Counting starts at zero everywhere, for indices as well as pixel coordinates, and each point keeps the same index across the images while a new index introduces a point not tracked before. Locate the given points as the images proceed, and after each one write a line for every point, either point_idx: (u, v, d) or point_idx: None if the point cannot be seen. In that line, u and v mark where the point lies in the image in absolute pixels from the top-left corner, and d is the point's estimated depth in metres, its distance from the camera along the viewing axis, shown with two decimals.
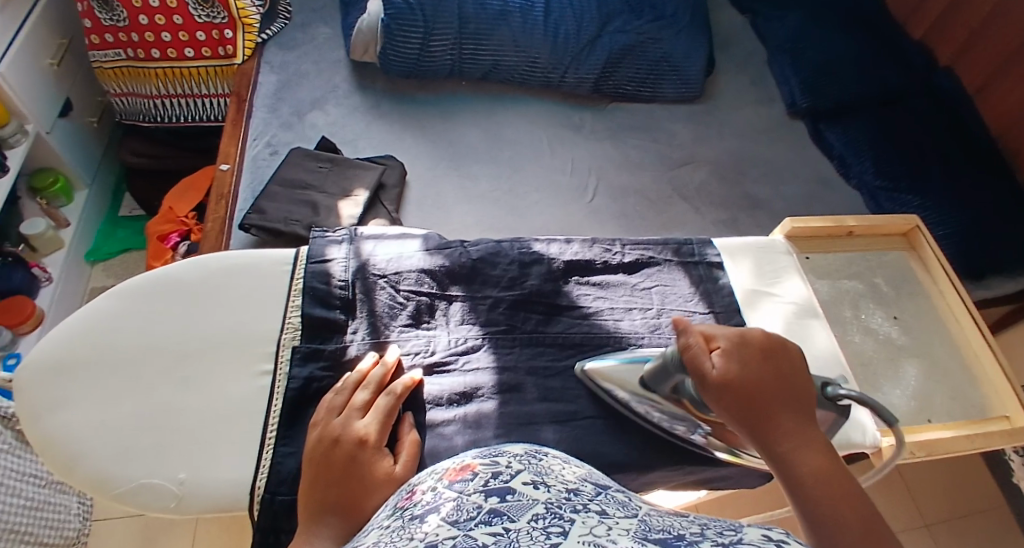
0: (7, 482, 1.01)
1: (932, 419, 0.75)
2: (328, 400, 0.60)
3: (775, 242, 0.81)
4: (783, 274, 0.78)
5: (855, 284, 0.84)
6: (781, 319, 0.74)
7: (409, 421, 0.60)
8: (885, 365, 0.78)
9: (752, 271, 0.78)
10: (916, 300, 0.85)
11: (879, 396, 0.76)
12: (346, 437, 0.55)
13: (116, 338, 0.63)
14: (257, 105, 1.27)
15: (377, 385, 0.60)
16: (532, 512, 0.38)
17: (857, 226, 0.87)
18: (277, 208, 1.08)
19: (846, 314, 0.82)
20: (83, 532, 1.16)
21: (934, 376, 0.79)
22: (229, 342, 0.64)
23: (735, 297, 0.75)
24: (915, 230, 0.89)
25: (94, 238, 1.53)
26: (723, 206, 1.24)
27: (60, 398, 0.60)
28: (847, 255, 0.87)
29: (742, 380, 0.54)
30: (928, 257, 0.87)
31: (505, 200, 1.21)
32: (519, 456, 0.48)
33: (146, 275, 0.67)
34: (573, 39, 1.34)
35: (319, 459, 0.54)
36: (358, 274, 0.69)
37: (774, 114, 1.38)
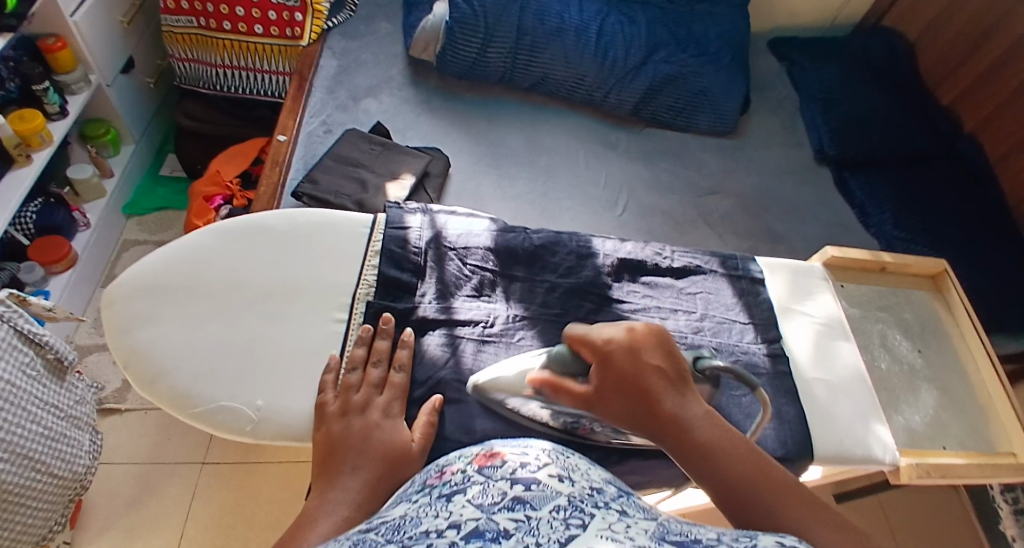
0: (30, 408, 0.91)
1: (947, 446, 0.82)
2: (343, 375, 0.65)
3: (812, 268, 0.90)
4: (816, 292, 0.86)
5: (885, 315, 0.91)
6: (811, 332, 0.82)
7: (432, 403, 0.65)
8: (905, 387, 0.85)
9: (787, 286, 0.86)
10: (940, 339, 0.91)
11: (898, 417, 0.82)
12: (369, 412, 0.62)
13: (205, 271, 0.71)
14: (317, 86, 1.32)
15: (387, 361, 0.67)
16: (554, 502, 0.42)
17: (890, 263, 0.94)
18: (329, 180, 1.13)
19: (874, 342, 0.88)
20: (88, 477, 1.03)
21: (949, 405, 0.85)
22: (311, 289, 0.71)
23: (773, 309, 0.83)
24: (943, 274, 0.95)
25: (133, 192, 1.57)
26: (746, 236, 1.30)
27: (150, 321, 0.68)
28: (878, 289, 0.93)
29: (618, 379, 0.58)
30: (953, 300, 0.93)
31: (539, 203, 1.27)
32: (546, 451, 0.52)
33: (234, 220, 0.75)
34: (620, 63, 1.41)
35: (339, 432, 0.60)
36: (432, 243, 0.77)
37: (801, 157, 1.46)
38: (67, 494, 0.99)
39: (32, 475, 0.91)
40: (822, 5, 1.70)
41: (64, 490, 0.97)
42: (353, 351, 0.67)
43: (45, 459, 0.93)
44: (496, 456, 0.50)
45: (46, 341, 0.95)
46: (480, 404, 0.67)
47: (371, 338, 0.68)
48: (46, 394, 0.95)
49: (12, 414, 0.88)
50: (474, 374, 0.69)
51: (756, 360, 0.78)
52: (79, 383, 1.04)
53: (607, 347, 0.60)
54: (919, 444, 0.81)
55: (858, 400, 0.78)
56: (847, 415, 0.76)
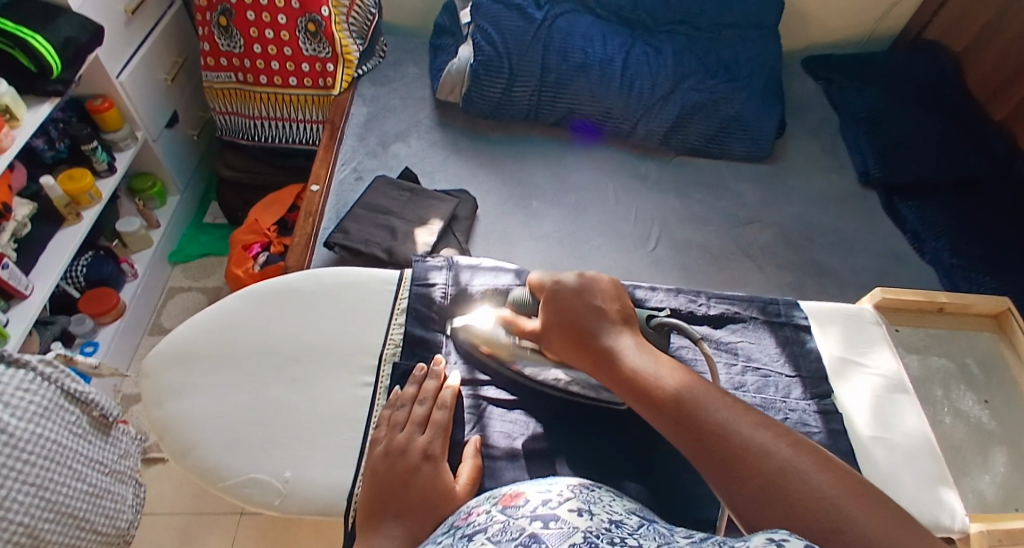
0: (74, 466, 0.94)
1: (1020, 508, 0.78)
2: (390, 413, 0.66)
3: (862, 311, 0.86)
4: (873, 346, 0.83)
5: (948, 363, 0.88)
6: (869, 390, 0.79)
7: (473, 444, 0.66)
8: (974, 450, 0.82)
9: (840, 338, 0.83)
10: (1006, 386, 0.89)
11: (967, 480, 0.79)
12: (410, 452, 0.61)
13: (235, 337, 0.72)
14: (349, 134, 1.35)
15: (432, 399, 0.67)
16: (570, 538, 0.43)
17: (947, 303, 0.91)
18: (359, 229, 1.15)
19: (937, 393, 0.86)
20: (131, 531, 1.05)
21: (1020, 466, 0.82)
22: (339, 351, 0.72)
23: (823, 364, 0.80)
24: (1007, 312, 0.93)
25: (178, 240, 1.62)
26: (787, 267, 1.25)
27: (180, 391, 0.69)
28: (936, 331, 0.91)
29: (568, 324, 0.64)
30: (1018, 341, 0.91)
31: (568, 241, 1.25)
32: (570, 487, 0.53)
33: (266, 283, 0.77)
34: (647, 94, 1.40)
35: (383, 471, 0.60)
36: (455, 300, 0.77)
37: (844, 181, 1.40)
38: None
39: (74, 533, 0.93)
40: (858, 22, 1.66)
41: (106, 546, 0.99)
42: (404, 389, 0.68)
43: (88, 517, 0.95)
44: (521, 495, 0.51)
45: (92, 399, 0.98)
46: (506, 474, 0.65)
47: (423, 378, 0.69)
48: (90, 450, 0.98)
49: (58, 472, 0.91)
50: (499, 439, 0.68)
51: (805, 418, 0.75)
52: (123, 437, 1.06)
53: (555, 296, 0.67)
54: (990, 510, 0.77)
55: (921, 464, 0.73)
56: (909, 479, 0.72)
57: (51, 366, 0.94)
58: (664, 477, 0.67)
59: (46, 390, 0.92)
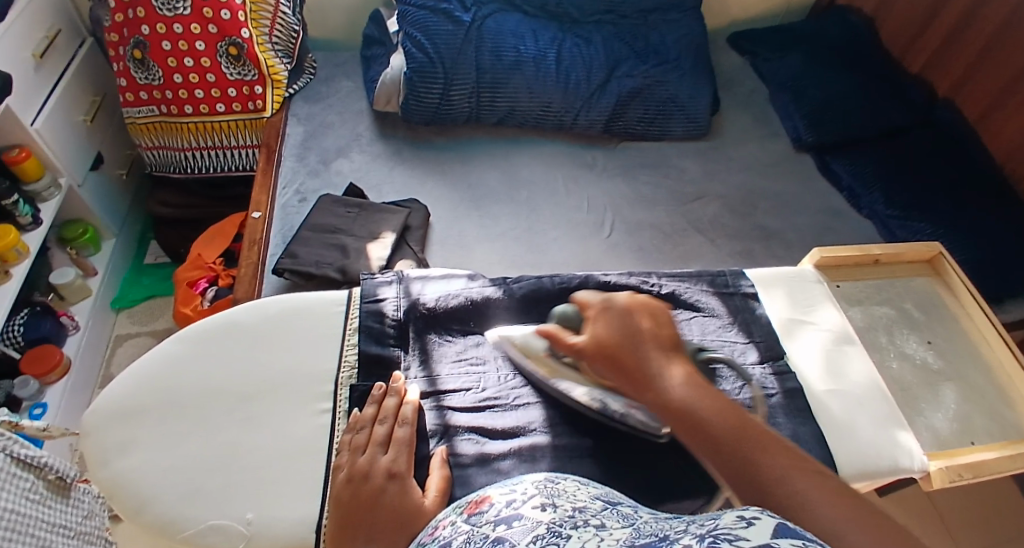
0: (38, 533, 0.89)
1: (976, 441, 0.80)
2: (350, 437, 0.64)
3: (805, 273, 0.90)
4: (817, 303, 0.86)
5: (888, 310, 0.91)
6: (819, 345, 0.81)
7: (441, 455, 0.64)
8: (923, 390, 0.84)
9: (786, 299, 0.86)
10: (948, 326, 0.91)
11: (920, 419, 0.81)
12: (374, 474, 0.60)
13: (180, 381, 0.69)
14: (286, 155, 1.31)
15: (393, 416, 0.65)
16: (533, 533, 0.44)
17: (882, 254, 0.95)
18: (308, 251, 1.12)
19: (881, 339, 0.88)
20: None
21: (967, 399, 0.84)
22: (292, 382, 0.69)
23: (773, 325, 0.82)
24: (939, 257, 0.97)
25: (119, 286, 1.55)
26: (737, 238, 1.27)
27: (127, 445, 0.65)
28: (874, 281, 0.94)
29: (605, 343, 0.62)
30: (954, 282, 0.94)
31: (524, 238, 1.24)
32: (535, 483, 0.53)
33: (209, 320, 0.74)
34: (584, 85, 1.40)
35: (348, 499, 0.58)
36: (409, 312, 0.75)
37: (779, 148, 1.43)
38: None
39: None
40: None
41: None
42: (363, 411, 0.65)
43: None
44: (485, 500, 0.52)
45: (46, 463, 0.92)
46: (481, 480, 0.64)
47: (382, 397, 0.67)
48: (52, 515, 0.93)
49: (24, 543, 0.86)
50: (467, 446, 0.66)
51: (763, 381, 0.76)
52: (85, 497, 1.01)
53: (608, 316, 0.64)
54: (947, 446, 0.79)
55: (876, 410, 0.76)
56: (866, 427, 0.74)
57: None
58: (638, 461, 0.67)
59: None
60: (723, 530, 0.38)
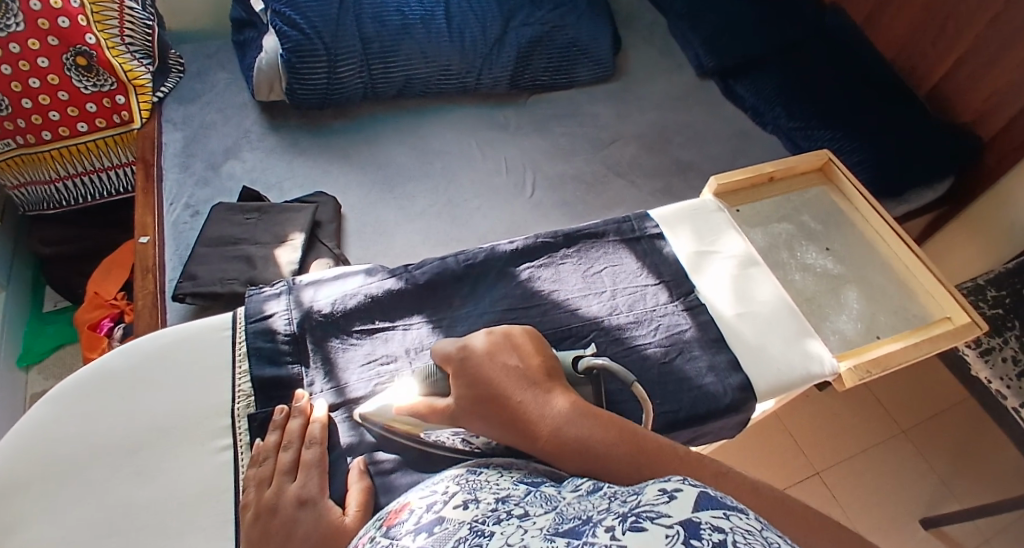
0: None
1: (881, 334, 0.80)
2: (254, 473, 0.58)
3: (705, 203, 0.86)
4: (721, 232, 0.83)
5: (787, 226, 0.89)
6: (726, 274, 0.79)
7: (358, 467, 0.59)
8: (826, 296, 0.83)
9: (692, 235, 0.83)
10: (845, 228, 0.90)
11: (826, 324, 0.80)
12: (283, 505, 0.54)
13: (57, 446, 0.62)
14: (168, 167, 1.20)
15: (298, 439, 0.60)
16: (455, 537, 0.39)
17: (775, 170, 0.92)
18: (209, 269, 1.03)
19: (783, 256, 0.86)
20: None
21: (895, 298, 0.84)
22: (184, 423, 0.63)
23: (680, 262, 0.80)
24: (828, 163, 0.95)
25: (22, 341, 1.43)
26: (658, 175, 1.24)
27: (7, 526, 0.58)
28: (771, 200, 0.92)
29: (478, 388, 0.55)
30: (845, 188, 0.92)
31: (446, 213, 1.18)
32: (453, 480, 0.49)
33: (78, 373, 0.66)
34: (480, 40, 1.33)
35: (258, 538, 0.53)
36: (303, 323, 0.69)
37: (684, 78, 1.40)
38: None
39: None
40: None
41: None
42: (265, 440, 0.60)
43: None
44: (404, 508, 0.47)
45: None
46: (405, 480, 0.59)
47: (286, 420, 0.62)
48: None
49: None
50: (388, 451, 0.62)
51: (676, 319, 0.74)
52: None
53: (476, 357, 0.57)
54: (855, 346, 0.79)
55: (785, 325, 0.75)
56: (779, 345, 0.74)
57: None
58: None
59: None
60: (644, 507, 0.35)
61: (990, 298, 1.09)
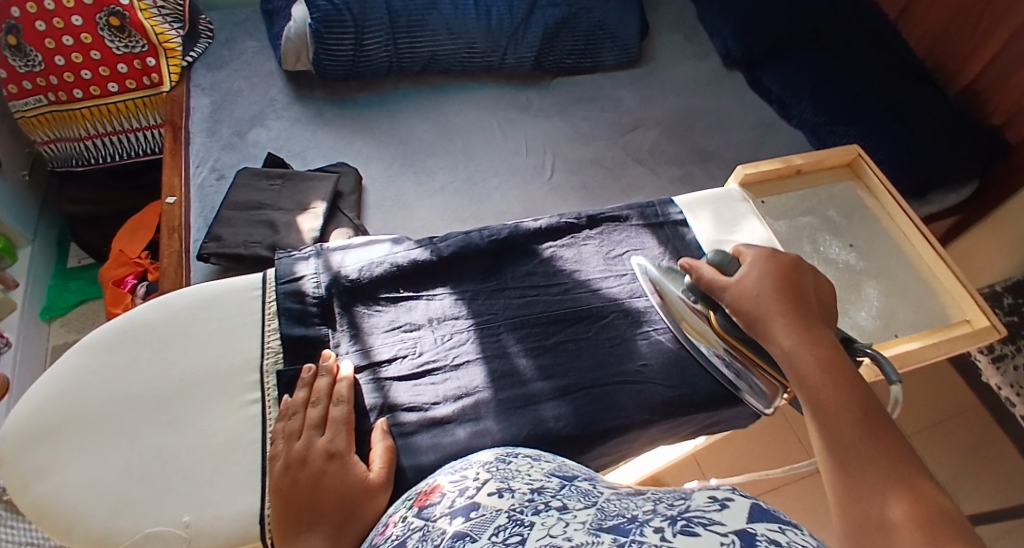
0: None
1: (898, 333, 0.81)
2: (283, 425, 0.60)
3: (730, 192, 0.86)
4: (742, 220, 0.83)
5: (810, 219, 0.90)
6: None
7: (381, 427, 0.62)
8: (845, 289, 0.84)
9: (711, 221, 0.83)
10: (869, 224, 0.91)
11: (846, 319, 0.81)
12: (312, 458, 0.57)
13: (91, 391, 0.64)
14: (196, 131, 1.22)
15: (327, 396, 0.62)
16: (495, 523, 0.39)
17: (804, 164, 0.93)
18: (234, 232, 1.05)
19: (805, 248, 0.87)
20: None
21: (910, 294, 0.85)
22: (213, 377, 0.65)
23: (701, 248, 0.80)
24: (857, 159, 0.95)
25: (46, 294, 1.46)
26: (678, 162, 1.24)
27: (43, 465, 0.61)
28: (798, 192, 0.93)
29: (747, 292, 0.64)
30: (872, 182, 0.93)
31: (465, 190, 1.20)
32: (485, 466, 0.50)
33: (114, 323, 0.68)
34: (507, 18, 1.33)
35: (287, 488, 0.55)
36: (331, 287, 0.71)
37: (710, 66, 1.40)
38: None
39: None
40: None
41: None
42: (293, 396, 0.62)
43: None
44: (435, 491, 0.48)
45: None
46: (424, 441, 0.62)
47: (313, 378, 0.63)
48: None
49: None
50: (410, 415, 0.64)
51: None
52: None
53: (766, 265, 0.66)
54: (874, 340, 0.80)
55: None
56: None
57: None
58: (583, 401, 0.66)
59: None
60: (696, 512, 0.35)
61: (1006, 305, 1.08)
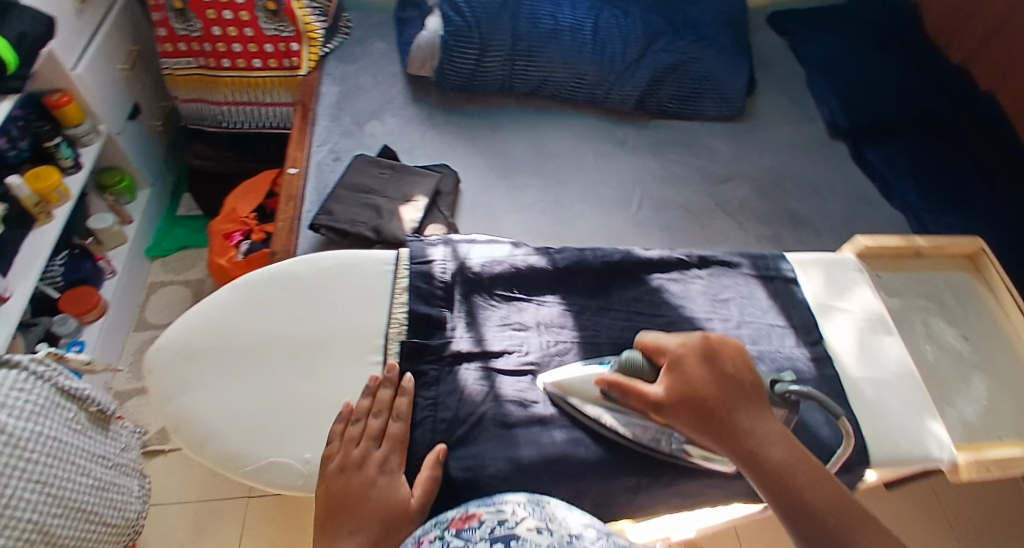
0: (77, 461, 0.98)
1: (1003, 436, 0.83)
2: (344, 429, 0.69)
3: (845, 260, 0.94)
4: (853, 288, 0.90)
5: (926, 302, 0.94)
6: (854, 329, 0.86)
7: (433, 456, 0.68)
8: (956, 380, 0.87)
9: (821, 282, 0.90)
10: (983, 319, 0.94)
11: (951, 410, 0.84)
12: (366, 467, 0.66)
13: (239, 330, 0.78)
14: (321, 114, 1.33)
15: (387, 410, 0.71)
16: None
17: (925, 246, 0.98)
18: (343, 209, 1.15)
19: (918, 329, 0.91)
20: (140, 522, 1.09)
21: (989, 388, 0.87)
22: (341, 336, 0.77)
23: (810, 308, 0.87)
24: (980, 253, 0.99)
25: (153, 235, 1.59)
26: (767, 221, 1.28)
27: (192, 384, 0.74)
28: (913, 273, 0.97)
29: (688, 393, 0.64)
30: (993, 279, 0.96)
31: (552, 210, 1.26)
32: (522, 504, 0.55)
33: (262, 275, 0.82)
34: (619, 57, 1.41)
35: (337, 490, 0.65)
36: (456, 275, 0.83)
37: (814, 132, 1.43)
38: (121, 539, 1.05)
39: (86, 526, 0.97)
40: None
41: (117, 537, 1.03)
42: (358, 402, 0.71)
43: (96, 510, 0.99)
44: (474, 517, 0.54)
45: (86, 394, 1.01)
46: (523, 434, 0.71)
47: (376, 388, 0.72)
48: (92, 445, 1.02)
49: (58, 469, 0.94)
50: (516, 409, 0.73)
51: (801, 365, 0.81)
52: (122, 431, 1.10)
53: (692, 354, 0.66)
54: (976, 438, 0.82)
55: (909, 395, 0.80)
56: (897, 410, 0.79)
57: (44, 365, 0.96)
58: None
59: (41, 388, 0.95)
60: None
61: None
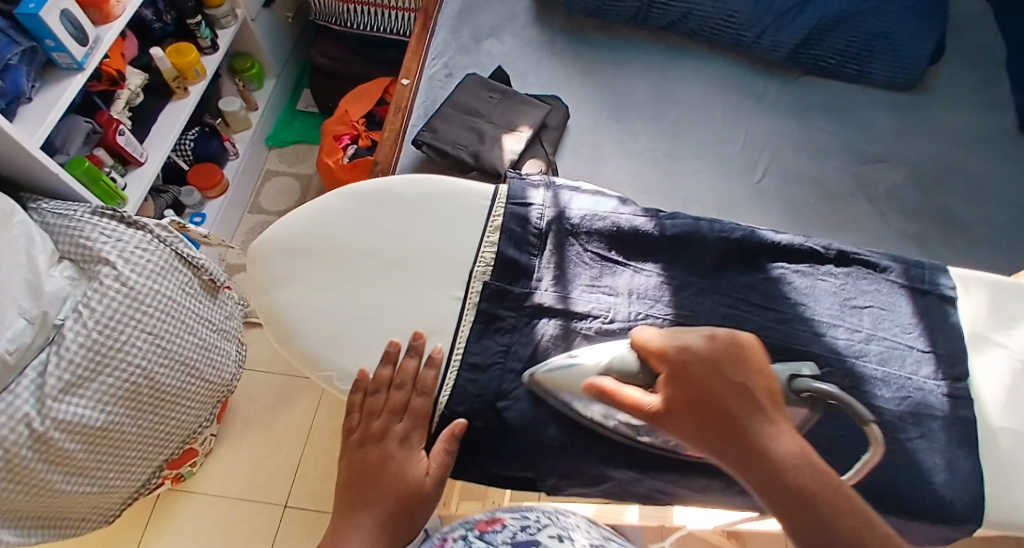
0: (187, 319, 1.07)
1: None
2: (365, 400, 0.68)
3: (1022, 286, 0.80)
4: (1021, 322, 0.77)
5: None
6: (1008, 370, 0.75)
7: (449, 431, 0.66)
8: None
9: (985, 309, 0.79)
10: None
11: None
12: (387, 440, 0.65)
13: (335, 236, 0.80)
14: (441, 24, 1.31)
15: (410, 381, 0.69)
16: None
17: None
18: (447, 129, 1.14)
19: None
20: (233, 383, 1.21)
21: None
22: (429, 264, 0.78)
23: (963, 336, 0.76)
24: None
25: (274, 124, 1.66)
26: (914, 215, 1.13)
27: (286, 278, 0.79)
28: None
29: (691, 402, 0.54)
30: None
31: (663, 163, 1.19)
32: (540, 515, 0.64)
33: (367, 185, 0.83)
34: (778, 1, 1.26)
35: (356, 464, 0.64)
36: (553, 223, 0.80)
37: (1003, 121, 1.23)
38: (216, 395, 1.17)
39: (187, 378, 1.07)
40: None
41: (213, 392, 1.15)
42: (380, 371, 0.70)
43: (197, 366, 1.09)
44: (496, 521, 0.62)
45: (201, 263, 1.10)
46: None
47: (397, 355, 0.70)
48: (202, 309, 1.11)
49: (171, 324, 1.03)
50: None
51: (933, 399, 0.72)
52: (229, 301, 1.20)
53: (696, 356, 0.56)
54: None
55: None
56: None
57: (166, 230, 1.06)
58: None
59: (161, 251, 1.04)
60: None
61: None
